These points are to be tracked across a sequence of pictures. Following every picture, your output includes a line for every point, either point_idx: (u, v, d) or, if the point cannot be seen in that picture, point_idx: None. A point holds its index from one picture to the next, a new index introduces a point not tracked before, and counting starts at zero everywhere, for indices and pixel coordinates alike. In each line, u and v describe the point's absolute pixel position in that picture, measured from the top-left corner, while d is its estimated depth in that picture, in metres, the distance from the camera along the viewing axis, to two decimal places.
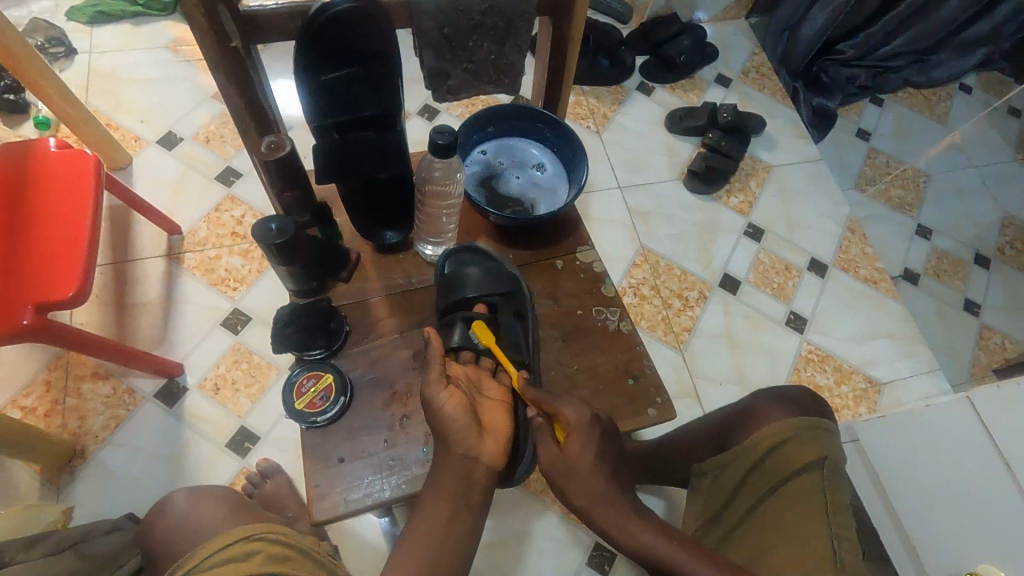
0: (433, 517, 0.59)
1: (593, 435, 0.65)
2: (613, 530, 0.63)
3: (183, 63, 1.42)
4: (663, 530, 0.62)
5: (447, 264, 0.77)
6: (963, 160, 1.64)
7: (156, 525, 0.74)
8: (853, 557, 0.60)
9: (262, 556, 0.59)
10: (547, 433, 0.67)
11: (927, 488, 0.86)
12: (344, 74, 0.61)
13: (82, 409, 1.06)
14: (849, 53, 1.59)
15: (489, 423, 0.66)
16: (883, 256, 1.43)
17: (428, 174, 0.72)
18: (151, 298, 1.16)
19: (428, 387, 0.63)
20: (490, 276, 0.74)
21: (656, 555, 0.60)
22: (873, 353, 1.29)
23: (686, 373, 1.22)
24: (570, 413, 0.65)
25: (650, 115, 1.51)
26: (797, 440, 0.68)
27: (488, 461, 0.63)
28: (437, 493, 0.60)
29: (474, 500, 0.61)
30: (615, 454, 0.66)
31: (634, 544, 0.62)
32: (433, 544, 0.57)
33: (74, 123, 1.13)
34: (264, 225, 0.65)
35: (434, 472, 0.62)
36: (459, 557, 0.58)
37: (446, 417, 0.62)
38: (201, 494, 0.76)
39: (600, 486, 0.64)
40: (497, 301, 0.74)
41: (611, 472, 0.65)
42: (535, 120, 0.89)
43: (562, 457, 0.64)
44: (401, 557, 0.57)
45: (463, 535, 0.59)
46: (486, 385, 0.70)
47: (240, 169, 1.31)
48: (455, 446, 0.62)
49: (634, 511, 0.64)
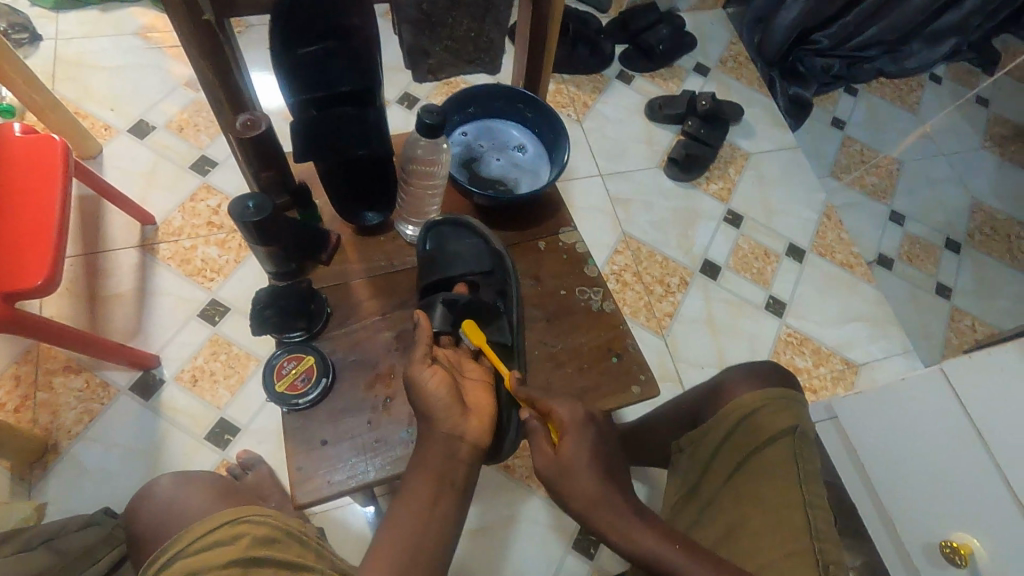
0: (415, 499, 0.58)
1: (589, 434, 0.64)
2: (611, 534, 0.60)
3: (154, 50, 1.38)
4: (659, 530, 0.59)
5: (426, 242, 0.76)
6: (933, 149, 1.66)
7: (144, 509, 0.72)
8: (827, 525, 0.62)
9: (248, 538, 0.60)
10: (541, 438, 0.65)
11: (903, 460, 0.88)
12: (321, 48, 0.61)
13: (54, 404, 1.03)
14: (823, 44, 1.62)
15: (473, 405, 0.65)
16: (858, 241, 1.45)
17: (411, 152, 0.73)
18: (124, 289, 1.14)
19: (411, 368, 0.63)
20: (471, 253, 0.74)
21: (659, 559, 0.57)
22: (849, 336, 1.31)
23: (668, 357, 1.23)
24: (563, 409, 0.65)
25: (630, 103, 1.52)
26: (768, 409, 0.68)
27: (473, 441, 0.62)
28: (419, 474, 0.59)
29: (457, 479, 0.60)
30: (608, 456, 0.64)
31: (633, 548, 0.58)
32: (415, 527, 0.56)
33: (40, 109, 1.09)
34: (241, 202, 0.64)
35: (417, 454, 0.61)
36: (442, 541, 0.57)
37: (427, 395, 0.61)
38: (190, 479, 0.75)
39: (593, 489, 0.61)
40: (479, 280, 0.74)
41: (604, 473, 0.62)
42: (516, 101, 0.89)
43: (556, 458, 0.62)
44: (385, 541, 0.56)
45: (448, 514, 0.58)
46: (467, 367, 0.69)
47: (215, 158, 1.28)
48: (437, 426, 0.61)
49: (633, 512, 0.60)
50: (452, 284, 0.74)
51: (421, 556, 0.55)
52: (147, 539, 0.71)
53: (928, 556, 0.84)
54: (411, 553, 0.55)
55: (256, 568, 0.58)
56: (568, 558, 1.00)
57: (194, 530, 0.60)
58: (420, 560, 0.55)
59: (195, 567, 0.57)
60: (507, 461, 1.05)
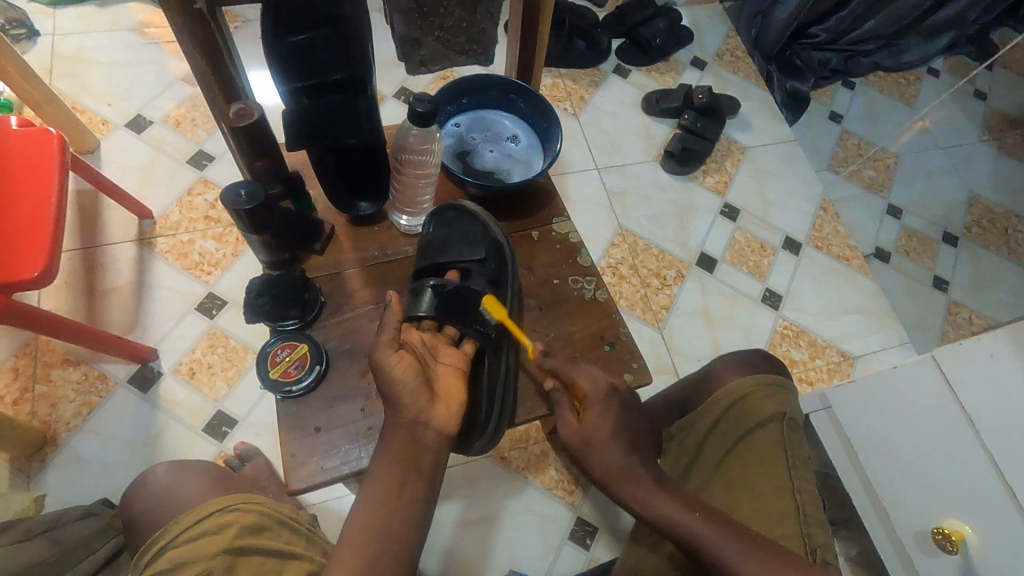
0: (384, 485, 0.58)
1: (612, 406, 0.69)
2: (634, 505, 0.64)
3: (151, 46, 1.39)
4: (678, 498, 0.63)
5: (432, 231, 0.78)
6: (932, 142, 1.64)
7: (138, 497, 0.73)
8: (814, 509, 0.64)
9: (236, 527, 0.60)
10: (565, 406, 0.70)
11: (895, 448, 0.89)
12: (313, 36, 0.61)
13: (53, 396, 1.04)
14: (821, 37, 1.63)
15: (443, 393, 0.64)
16: (855, 234, 1.45)
17: (404, 141, 0.73)
18: (121, 283, 1.14)
19: (377, 351, 0.60)
20: (467, 240, 0.75)
21: (678, 527, 0.60)
22: (845, 327, 1.32)
23: (664, 349, 1.23)
24: (587, 383, 0.69)
25: (626, 97, 1.52)
26: (756, 395, 0.70)
27: (440, 426, 0.61)
28: (383, 460, 0.59)
29: (426, 467, 0.60)
30: (632, 427, 0.69)
31: (651, 514, 0.62)
32: (380, 517, 0.57)
33: (37, 103, 1.10)
34: (234, 190, 0.64)
35: (383, 438, 0.61)
36: (406, 526, 0.57)
37: (394, 380, 0.59)
38: (183, 468, 0.75)
39: (617, 460, 0.66)
40: (469, 264, 0.74)
41: (626, 445, 0.67)
42: (510, 92, 0.90)
43: (579, 429, 0.68)
44: (353, 528, 0.56)
45: (414, 502, 0.58)
46: (442, 351, 0.68)
47: (213, 153, 1.29)
48: (401, 411, 0.60)
49: (653, 482, 0.64)
50: (443, 270, 0.75)
51: (387, 542, 0.56)
52: (142, 527, 0.72)
53: (920, 543, 0.86)
54: (378, 541, 0.55)
55: (245, 557, 0.59)
56: (563, 548, 1.00)
57: (182, 521, 0.60)
58: (384, 549, 0.55)
59: (184, 557, 0.58)
60: (503, 453, 1.06)
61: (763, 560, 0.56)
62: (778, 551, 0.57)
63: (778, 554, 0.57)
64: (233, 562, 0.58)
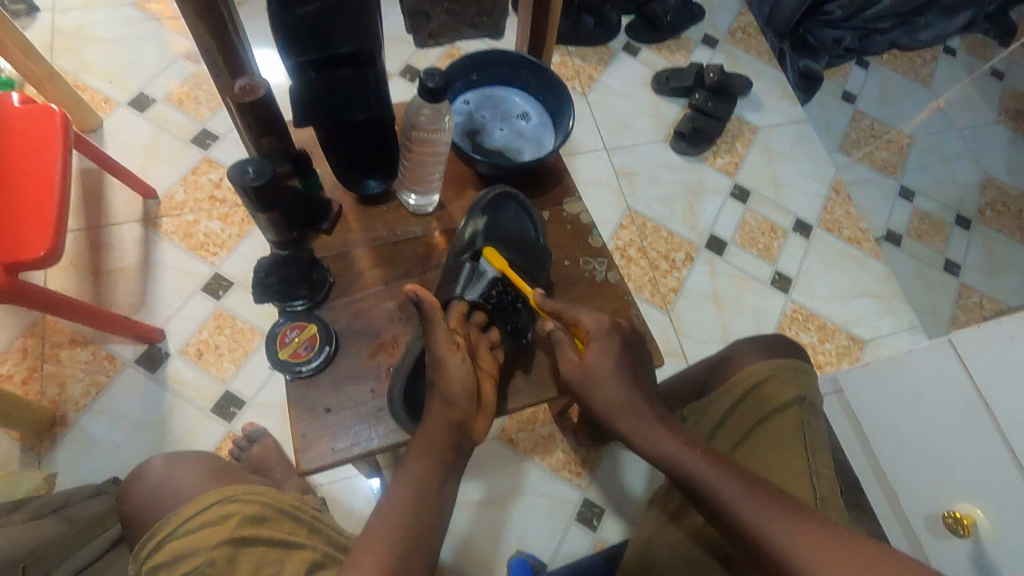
0: (420, 483, 0.57)
1: (613, 344, 0.65)
2: (634, 439, 0.63)
3: (151, 22, 1.36)
4: (682, 437, 0.61)
5: (508, 208, 0.77)
6: (946, 124, 1.61)
7: (133, 492, 0.71)
8: (833, 493, 0.63)
9: (236, 518, 0.60)
10: (566, 344, 0.68)
11: (911, 428, 0.89)
12: (321, 6, 0.59)
13: (61, 375, 1.04)
14: (835, 14, 1.58)
15: (485, 396, 0.65)
16: (867, 217, 1.43)
17: (415, 118, 0.71)
18: (128, 264, 1.14)
19: (434, 343, 0.62)
20: (535, 259, 0.74)
21: (677, 463, 0.59)
22: (855, 311, 1.30)
23: (672, 333, 1.22)
24: (589, 319, 0.66)
25: (636, 76, 1.49)
26: (776, 378, 0.69)
27: (476, 436, 0.62)
28: (421, 455, 0.58)
29: (456, 466, 0.60)
30: (634, 362, 0.66)
31: (653, 450, 0.61)
32: (409, 513, 0.55)
33: (39, 80, 1.08)
34: (240, 167, 0.62)
35: (420, 434, 0.60)
36: (437, 521, 0.56)
37: (449, 384, 0.61)
38: (178, 459, 0.73)
39: (622, 395, 0.63)
40: (516, 265, 0.73)
41: (630, 381, 0.64)
42: (520, 67, 0.88)
43: (580, 364, 0.65)
44: (379, 525, 0.54)
45: (443, 499, 0.57)
46: (480, 351, 0.68)
47: (217, 132, 1.27)
48: (452, 409, 0.61)
49: (656, 419, 0.63)
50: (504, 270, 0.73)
51: (421, 539, 0.54)
52: (138, 521, 0.70)
53: (930, 527, 0.87)
54: (411, 540, 0.53)
55: (246, 548, 0.58)
56: (570, 529, 1.01)
57: (183, 511, 0.60)
58: (417, 547, 0.53)
59: (184, 549, 0.58)
60: (510, 434, 1.06)
61: (769, 508, 0.53)
62: (791, 502, 0.54)
63: (790, 500, 0.54)
64: (232, 553, 0.58)
